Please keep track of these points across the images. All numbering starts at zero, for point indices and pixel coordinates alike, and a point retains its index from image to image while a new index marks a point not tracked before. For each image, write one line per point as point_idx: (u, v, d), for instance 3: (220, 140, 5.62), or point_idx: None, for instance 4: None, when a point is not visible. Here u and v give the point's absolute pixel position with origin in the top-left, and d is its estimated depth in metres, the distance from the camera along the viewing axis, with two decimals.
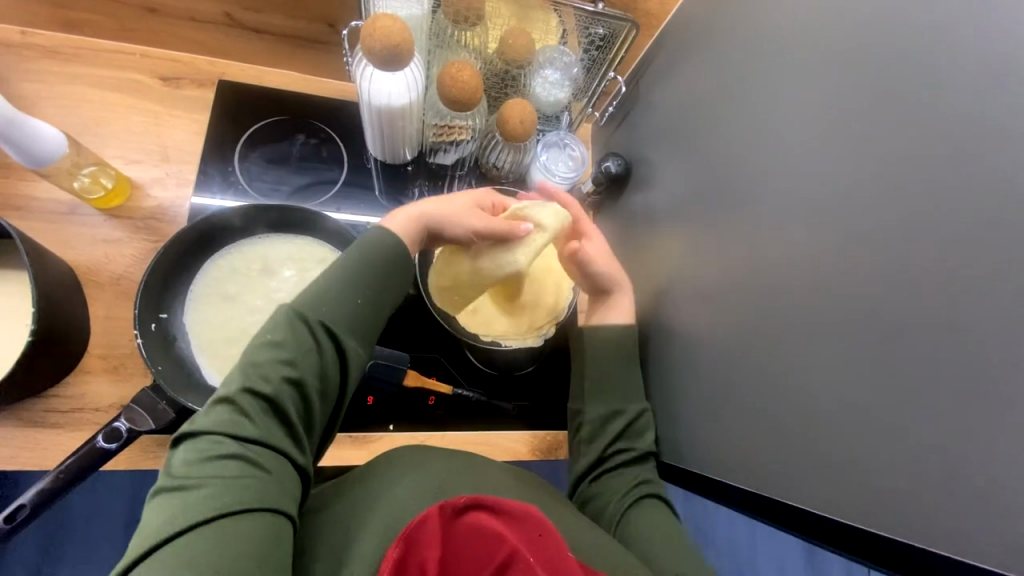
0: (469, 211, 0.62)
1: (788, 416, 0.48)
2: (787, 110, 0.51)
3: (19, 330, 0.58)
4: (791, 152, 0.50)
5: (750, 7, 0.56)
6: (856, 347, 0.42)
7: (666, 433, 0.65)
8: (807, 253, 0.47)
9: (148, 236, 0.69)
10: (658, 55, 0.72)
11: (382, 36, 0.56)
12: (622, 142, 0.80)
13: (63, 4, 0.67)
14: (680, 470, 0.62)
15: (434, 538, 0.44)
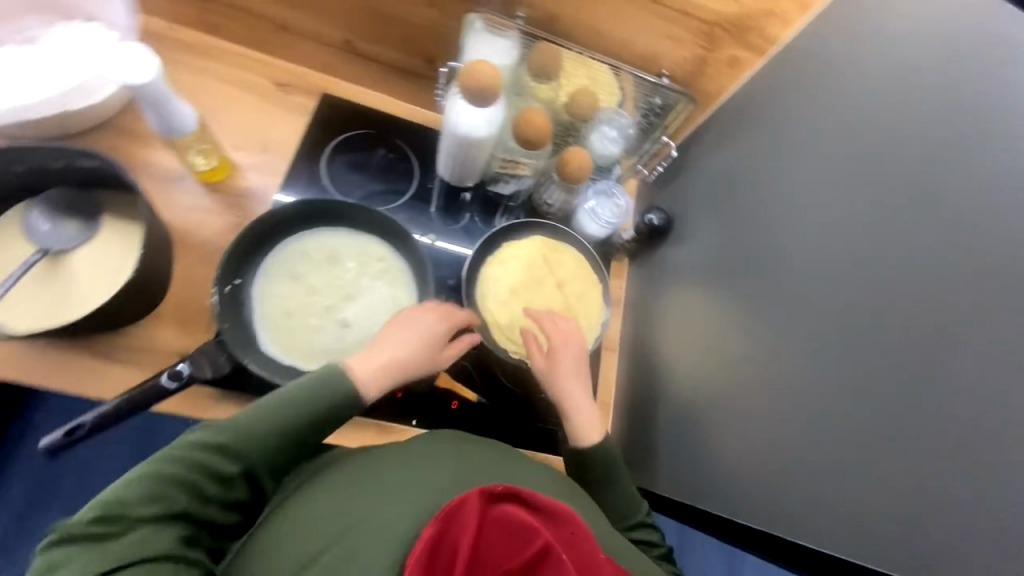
0: (405, 345, 0.68)
1: (807, 465, 0.54)
2: (830, 198, 0.57)
3: (113, 274, 0.65)
4: (831, 235, 0.56)
5: (802, 100, 0.63)
6: (876, 411, 0.48)
7: (693, 472, 0.71)
8: (839, 321, 0.54)
9: (240, 214, 0.78)
10: (710, 128, 0.80)
11: (478, 78, 0.66)
12: (665, 199, 0.88)
13: (209, 11, 0.78)
14: (703, 511, 0.68)
15: (471, 522, 0.47)
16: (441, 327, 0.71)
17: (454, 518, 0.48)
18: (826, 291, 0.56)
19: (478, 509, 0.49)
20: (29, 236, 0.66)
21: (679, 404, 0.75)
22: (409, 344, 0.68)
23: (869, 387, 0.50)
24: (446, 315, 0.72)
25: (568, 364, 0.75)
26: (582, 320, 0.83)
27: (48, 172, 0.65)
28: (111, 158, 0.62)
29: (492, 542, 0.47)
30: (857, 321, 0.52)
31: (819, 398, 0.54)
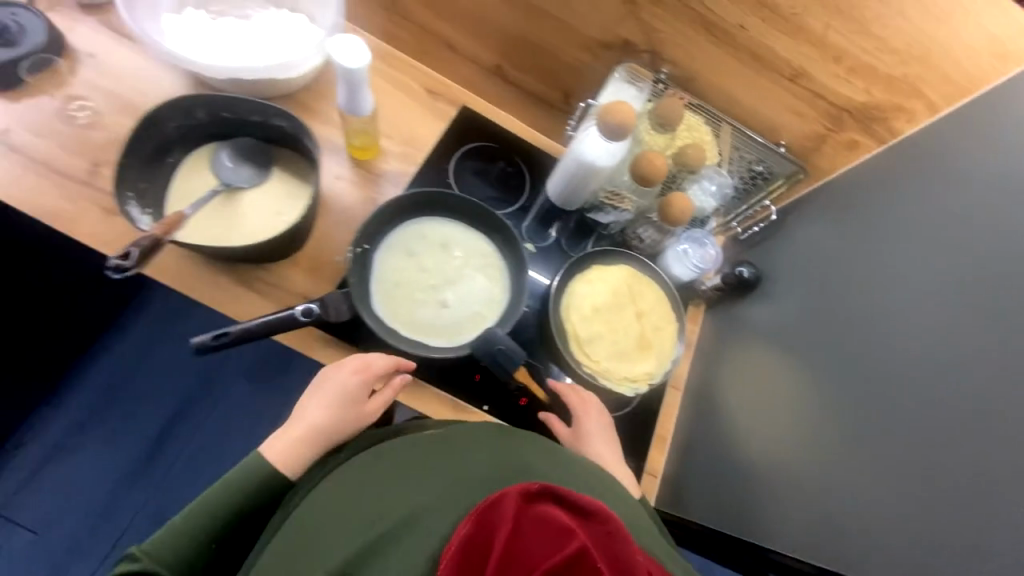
0: (325, 402, 0.72)
1: (877, 526, 0.57)
2: (936, 286, 0.60)
3: (275, 219, 0.77)
4: (931, 322, 0.59)
5: (921, 191, 0.66)
6: (957, 491, 0.51)
7: (757, 516, 0.74)
8: (929, 397, 0.56)
9: (375, 191, 0.88)
10: (815, 199, 0.84)
11: (622, 115, 0.75)
12: (757, 257, 0.93)
13: (388, 20, 0.91)
14: (757, 549, 0.72)
15: (505, 518, 0.48)
16: (356, 380, 0.73)
17: (489, 520, 0.49)
18: (918, 367, 0.59)
19: (513, 508, 0.49)
20: (213, 170, 0.77)
21: (747, 451, 0.79)
22: (333, 398, 0.72)
23: (956, 462, 0.52)
24: (364, 368, 0.74)
25: (594, 430, 0.79)
26: (655, 353, 0.87)
27: (241, 122, 0.77)
28: (302, 123, 0.74)
29: (530, 541, 0.46)
30: (948, 399, 0.54)
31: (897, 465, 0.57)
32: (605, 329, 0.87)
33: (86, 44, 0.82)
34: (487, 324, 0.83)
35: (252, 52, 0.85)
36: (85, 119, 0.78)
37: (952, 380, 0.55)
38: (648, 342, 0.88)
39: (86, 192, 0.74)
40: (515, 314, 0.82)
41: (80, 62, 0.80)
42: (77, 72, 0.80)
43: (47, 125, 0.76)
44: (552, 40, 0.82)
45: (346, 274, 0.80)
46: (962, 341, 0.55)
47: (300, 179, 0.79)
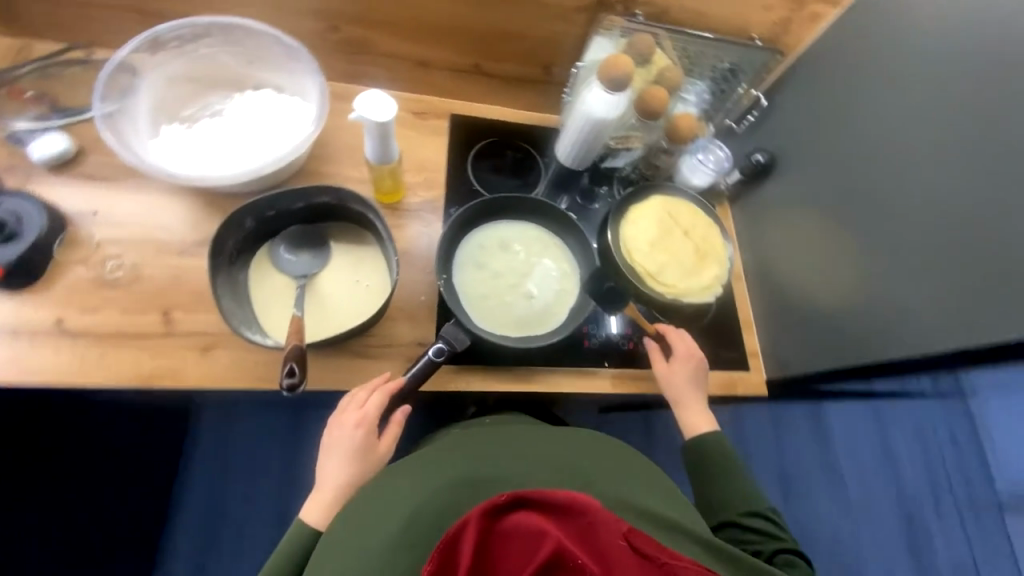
0: (338, 461, 0.73)
1: (949, 310, 0.69)
2: (936, 108, 0.71)
3: (361, 287, 0.79)
4: (939, 137, 0.71)
5: (894, 36, 0.77)
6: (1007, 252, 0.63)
7: (842, 350, 0.85)
8: (944, 189, 0.70)
9: (420, 225, 0.90)
10: (794, 74, 0.94)
11: (622, 67, 0.81)
12: (760, 142, 1.03)
13: (358, 61, 0.91)
14: (850, 369, 0.84)
15: (470, 537, 0.49)
16: (359, 434, 0.73)
17: (459, 545, 0.49)
18: (929, 169, 0.72)
19: (480, 527, 0.50)
20: (280, 268, 0.78)
21: (819, 305, 0.90)
22: (343, 457, 0.73)
23: (985, 228, 0.66)
24: (363, 420, 0.73)
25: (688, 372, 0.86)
26: (714, 257, 0.97)
27: (286, 214, 0.78)
28: (347, 191, 0.77)
29: (506, 550, 0.49)
30: (963, 182, 0.68)
31: (938, 249, 0.71)
32: (667, 256, 0.95)
33: (82, 204, 0.78)
34: (573, 295, 0.89)
35: (246, 144, 0.83)
36: (125, 276, 0.75)
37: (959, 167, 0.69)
38: (704, 251, 0.97)
39: (171, 342, 0.74)
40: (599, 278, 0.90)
41: (86, 224, 0.77)
42: (89, 235, 0.77)
43: (94, 296, 0.74)
44: (524, 21, 0.86)
45: (440, 306, 0.85)
46: (960, 137, 0.69)
47: (360, 242, 0.81)
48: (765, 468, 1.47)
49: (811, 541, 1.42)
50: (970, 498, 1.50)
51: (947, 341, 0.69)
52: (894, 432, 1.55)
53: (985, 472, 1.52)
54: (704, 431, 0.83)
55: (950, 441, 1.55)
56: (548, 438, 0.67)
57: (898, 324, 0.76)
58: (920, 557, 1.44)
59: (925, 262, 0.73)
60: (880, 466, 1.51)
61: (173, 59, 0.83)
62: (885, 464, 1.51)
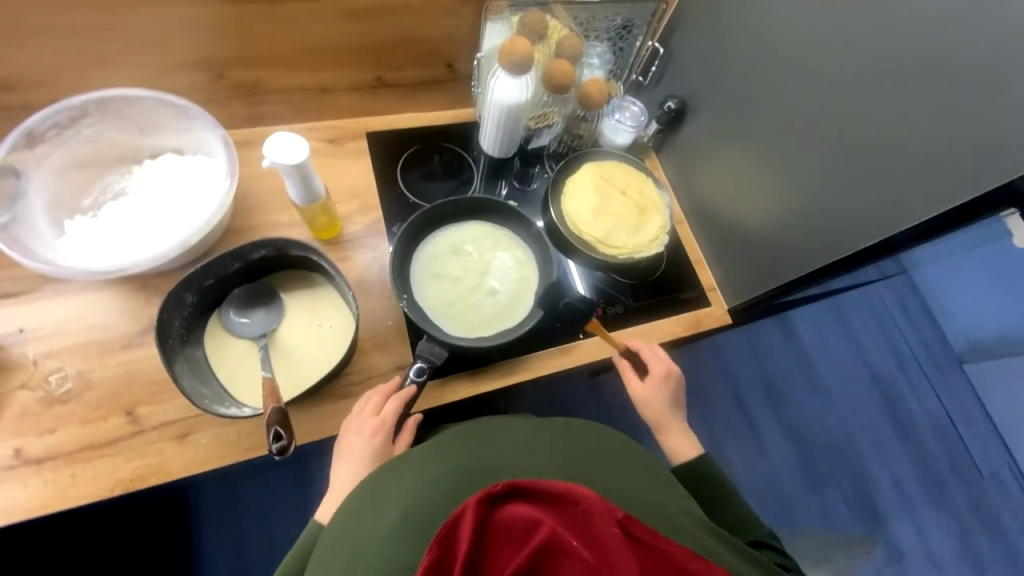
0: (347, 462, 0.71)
1: (863, 206, 0.75)
2: (808, 21, 0.75)
3: (325, 330, 0.78)
4: (816, 48, 0.75)
5: None
6: (897, 142, 0.68)
7: (783, 264, 0.90)
8: (828, 94, 0.75)
9: (367, 251, 0.89)
10: (683, 17, 0.98)
11: (522, 50, 0.81)
12: (669, 88, 1.07)
13: (256, 103, 0.88)
14: (799, 277, 0.88)
15: (467, 528, 0.48)
16: (379, 440, 0.71)
17: (456, 535, 0.48)
18: (813, 79, 0.77)
19: (476, 517, 0.49)
20: (236, 334, 0.76)
21: (754, 228, 0.94)
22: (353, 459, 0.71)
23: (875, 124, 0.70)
24: (380, 427, 0.72)
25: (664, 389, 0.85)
26: (655, 208, 1.01)
27: (227, 278, 0.75)
28: (282, 240, 0.74)
29: (502, 538, 0.48)
30: (845, 84, 0.73)
31: (836, 150, 0.76)
32: (612, 220, 0.98)
33: (4, 325, 0.73)
34: (534, 280, 0.91)
35: (163, 217, 0.78)
36: (75, 387, 0.71)
37: (836, 70, 0.73)
38: (644, 204, 1.01)
39: (145, 439, 0.71)
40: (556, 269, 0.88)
41: (15, 344, 0.72)
42: (22, 355, 0.72)
43: (47, 416, 0.69)
44: (411, 24, 0.84)
45: (409, 326, 0.84)
46: (828, 43, 0.73)
47: (311, 285, 0.80)
48: (751, 381, 1.57)
49: (806, 436, 1.54)
50: (929, 355, 1.66)
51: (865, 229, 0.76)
52: (853, 317, 1.68)
53: (936, 328, 1.69)
54: (689, 456, 0.81)
55: (903, 313, 1.70)
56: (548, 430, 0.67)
57: (822, 226, 0.82)
58: (901, 421, 1.59)
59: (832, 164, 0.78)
60: (849, 350, 1.64)
61: (55, 149, 0.77)
62: (854, 347, 1.65)
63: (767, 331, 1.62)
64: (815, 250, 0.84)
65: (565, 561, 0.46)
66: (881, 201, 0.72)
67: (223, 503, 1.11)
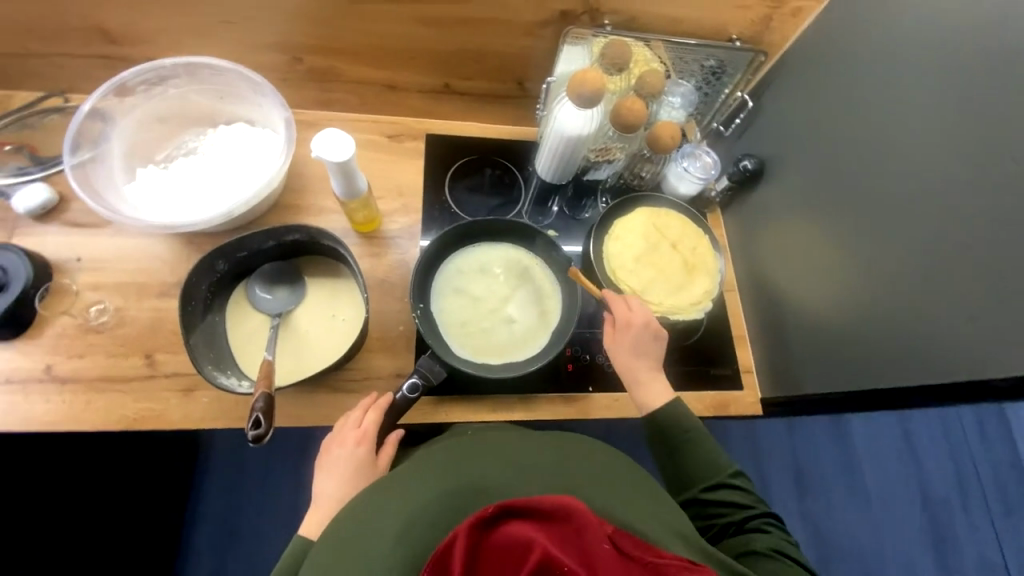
0: (331, 472, 0.72)
1: (947, 334, 0.65)
2: (930, 108, 0.66)
3: (336, 322, 0.79)
4: (933, 143, 0.66)
5: (882, 33, 0.72)
6: (1009, 270, 0.58)
7: (840, 372, 0.80)
8: (937, 198, 0.66)
9: (397, 252, 0.89)
10: (782, 73, 0.89)
11: (590, 83, 0.76)
12: (749, 145, 0.98)
13: (328, 89, 0.91)
14: (851, 393, 0.78)
15: (459, 556, 0.46)
16: (362, 449, 0.73)
17: (450, 561, 0.46)
18: (922, 176, 0.67)
19: (468, 543, 0.47)
20: (256, 307, 0.79)
21: (815, 322, 0.85)
22: (337, 469, 0.72)
23: (984, 245, 0.61)
24: (363, 437, 0.73)
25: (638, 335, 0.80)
26: (704, 270, 0.93)
27: (259, 253, 0.78)
28: (316, 228, 0.76)
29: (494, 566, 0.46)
30: (957, 190, 0.63)
31: (929, 261, 0.67)
32: (657, 273, 0.92)
33: (66, 250, 0.80)
34: (555, 318, 0.87)
35: (219, 183, 0.83)
36: (110, 321, 0.77)
37: (952, 170, 0.64)
38: (692, 263, 0.93)
39: (155, 384, 0.75)
40: (577, 310, 0.85)
41: (71, 272, 0.79)
42: (74, 283, 0.79)
43: (81, 342, 0.76)
44: (488, 37, 0.83)
45: (417, 336, 0.84)
46: (947, 137, 0.64)
47: (335, 275, 0.82)
48: (782, 467, 1.40)
49: (830, 544, 1.36)
50: (998, 494, 1.44)
51: (937, 364, 0.66)
52: (918, 431, 1.48)
53: (1014, 467, 1.46)
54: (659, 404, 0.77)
55: (977, 437, 1.49)
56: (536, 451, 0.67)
57: (893, 342, 0.72)
58: (947, 559, 1.38)
59: (923, 276, 0.67)
60: (903, 461, 1.45)
61: (142, 102, 0.84)
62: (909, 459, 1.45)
63: (815, 423, 1.45)
64: (878, 366, 0.74)
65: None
66: (969, 333, 0.62)
67: (224, 450, 1.18)
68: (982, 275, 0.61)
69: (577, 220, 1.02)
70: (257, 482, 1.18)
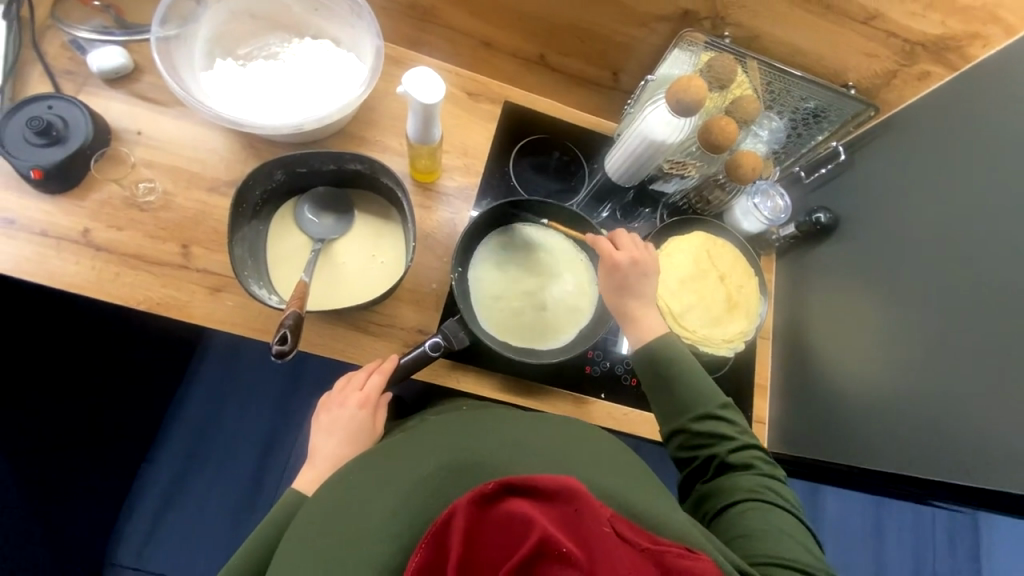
0: (330, 430, 0.73)
1: (983, 439, 0.63)
2: None
3: (371, 263, 0.78)
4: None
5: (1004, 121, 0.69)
6: None
7: (855, 449, 0.79)
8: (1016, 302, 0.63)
9: (447, 210, 0.87)
10: (884, 134, 0.86)
11: (695, 92, 0.73)
12: (825, 199, 0.95)
13: (421, 28, 0.88)
14: (863, 472, 0.77)
15: (458, 531, 0.46)
16: (363, 413, 0.73)
17: (447, 536, 0.47)
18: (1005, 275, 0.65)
19: (467, 518, 0.47)
20: (300, 227, 0.78)
21: (844, 395, 0.83)
22: (336, 427, 0.73)
23: None
24: (366, 401, 0.74)
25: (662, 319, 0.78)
26: (742, 314, 0.91)
27: (317, 173, 0.77)
28: (380, 164, 0.75)
29: (489, 542, 0.45)
30: None
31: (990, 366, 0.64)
32: (697, 300, 0.90)
33: (129, 121, 0.79)
34: (586, 318, 0.85)
35: (292, 95, 0.81)
36: (155, 202, 0.77)
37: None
38: (733, 302, 0.91)
39: (185, 275, 0.75)
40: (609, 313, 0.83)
41: (128, 143, 0.78)
42: (129, 154, 0.78)
43: (122, 214, 0.75)
44: (600, 18, 0.80)
45: (448, 297, 0.83)
46: None
47: (383, 216, 0.80)
48: None
49: None
50: None
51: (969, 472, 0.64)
52: (890, 526, 1.45)
53: None
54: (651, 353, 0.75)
55: (947, 548, 1.46)
56: (545, 427, 0.65)
57: (921, 433, 0.71)
58: None
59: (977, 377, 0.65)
60: (870, 550, 1.43)
61: None
62: (875, 548, 1.43)
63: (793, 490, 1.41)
64: (904, 456, 0.72)
65: (557, 567, 0.42)
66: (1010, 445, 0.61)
67: (221, 366, 1.13)
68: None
69: (627, 225, 0.98)
70: (241, 413, 1.10)
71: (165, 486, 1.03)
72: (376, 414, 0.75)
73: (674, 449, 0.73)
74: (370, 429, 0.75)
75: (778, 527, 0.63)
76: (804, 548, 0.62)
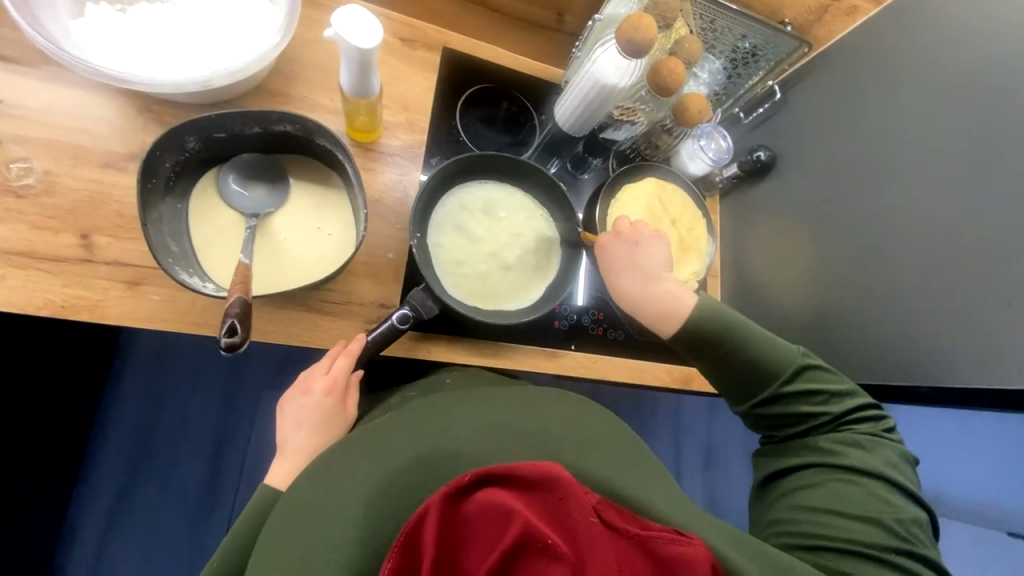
0: (298, 419, 0.68)
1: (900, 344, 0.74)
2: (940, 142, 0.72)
3: (317, 236, 0.71)
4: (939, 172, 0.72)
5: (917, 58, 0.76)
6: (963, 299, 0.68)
7: None
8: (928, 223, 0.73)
9: (395, 172, 0.80)
10: (814, 72, 0.90)
11: (645, 31, 0.71)
12: (763, 137, 0.99)
13: None
14: None
15: (432, 533, 0.44)
16: (331, 400, 0.69)
17: (422, 533, 0.44)
18: (919, 201, 0.74)
19: (444, 515, 0.45)
20: (226, 201, 0.68)
21: (787, 320, 0.91)
22: (303, 416, 0.68)
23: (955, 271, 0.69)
24: (332, 386, 0.69)
25: (643, 268, 0.78)
26: (694, 255, 0.94)
27: (240, 139, 0.68)
28: (315, 123, 0.66)
29: (471, 536, 0.45)
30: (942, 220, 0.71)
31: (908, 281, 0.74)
32: None
33: None
34: (551, 273, 0.84)
35: (194, 45, 0.69)
36: (35, 186, 0.63)
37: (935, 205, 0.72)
38: (684, 244, 0.94)
39: (93, 270, 0.64)
40: (575, 265, 0.83)
41: None
42: None
43: None
44: None
45: (408, 265, 0.78)
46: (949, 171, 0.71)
47: (324, 184, 0.72)
48: None
49: None
50: None
51: (896, 372, 0.75)
52: None
53: None
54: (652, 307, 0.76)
55: None
56: (530, 403, 0.65)
57: (852, 345, 0.81)
58: None
59: (897, 292, 0.75)
60: None
61: None
62: None
63: None
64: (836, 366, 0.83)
65: (540, 558, 0.43)
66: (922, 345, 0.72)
67: (154, 368, 1.01)
68: (952, 303, 0.69)
69: (581, 176, 0.97)
70: (185, 415, 1.01)
71: (109, 505, 0.93)
72: (347, 397, 0.71)
73: (752, 427, 0.75)
74: (341, 413, 0.70)
75: (846, 496, 0.63)
76: (879, 518, 0.60)
